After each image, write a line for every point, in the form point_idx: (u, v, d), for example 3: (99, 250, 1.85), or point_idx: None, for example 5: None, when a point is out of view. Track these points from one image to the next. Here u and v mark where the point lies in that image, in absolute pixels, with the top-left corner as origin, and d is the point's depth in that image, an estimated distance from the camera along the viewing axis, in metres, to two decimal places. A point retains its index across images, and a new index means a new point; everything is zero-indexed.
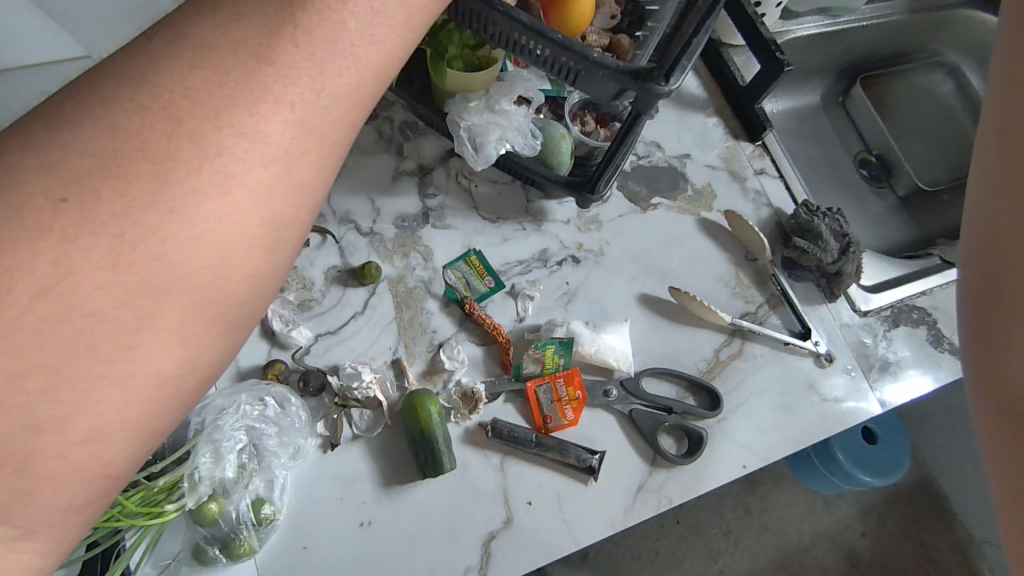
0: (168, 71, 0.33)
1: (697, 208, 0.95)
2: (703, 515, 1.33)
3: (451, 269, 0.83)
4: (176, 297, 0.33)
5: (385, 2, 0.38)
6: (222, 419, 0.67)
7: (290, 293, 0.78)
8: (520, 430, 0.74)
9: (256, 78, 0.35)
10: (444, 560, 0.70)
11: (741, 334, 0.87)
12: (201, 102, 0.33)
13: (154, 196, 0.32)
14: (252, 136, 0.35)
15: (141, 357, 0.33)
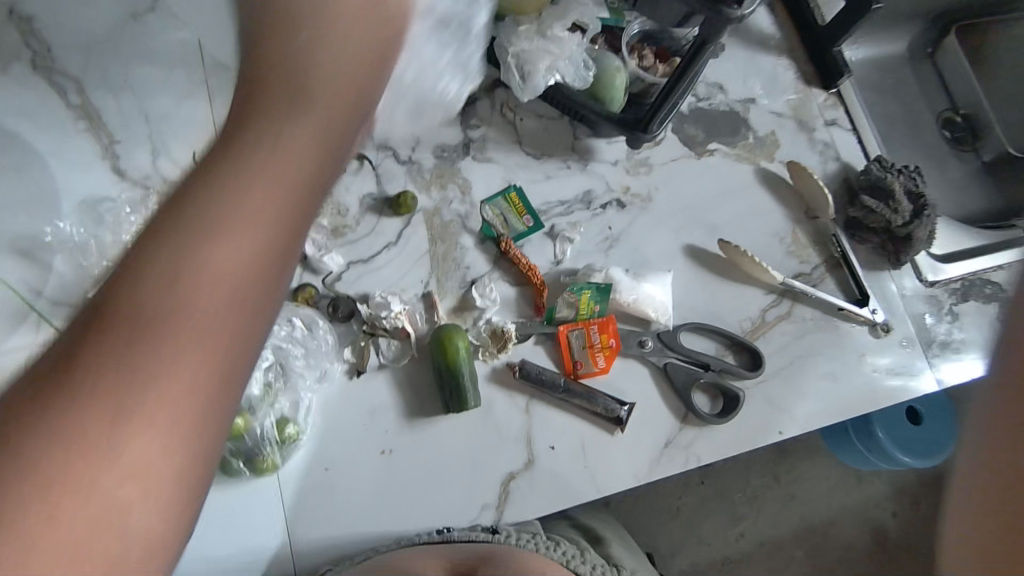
0: (129, 276, 0.35)
1: (757, 157, 0.88)
2: (728, 478, 1.31)
3: (489, 204, 0.79)
4: (174, 334, 0.35)
5: (303, 123, 0.40)
6: None
7: (324, 218, 0.77)
8: (548, 373, 0.73)
9: (195, 233, 0.36)
10: (463, 493, 0.70)
11: (792, 296, 0.82)
12: (146, 281, 0.35)
13: (139, 322, 0.34)
14: (200, 279, 0.36)
15: (156, 402, 0.34)
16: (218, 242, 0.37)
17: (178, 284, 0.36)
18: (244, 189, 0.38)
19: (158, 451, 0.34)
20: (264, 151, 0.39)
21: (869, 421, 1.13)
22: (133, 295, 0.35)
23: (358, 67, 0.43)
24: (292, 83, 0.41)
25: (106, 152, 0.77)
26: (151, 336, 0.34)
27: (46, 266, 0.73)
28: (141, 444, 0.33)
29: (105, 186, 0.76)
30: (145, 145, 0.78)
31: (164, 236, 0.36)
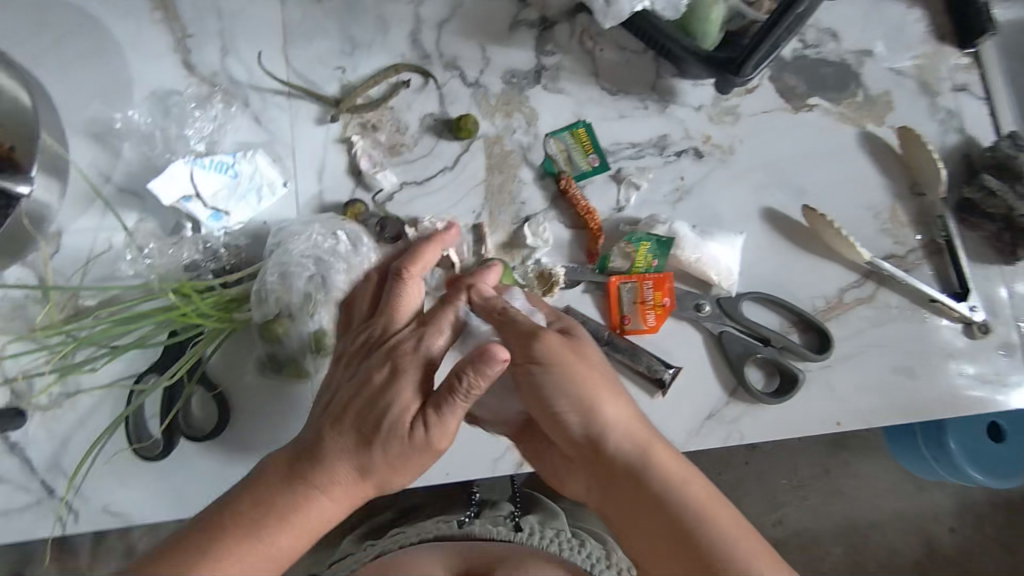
0: (286, 507, 0.52)
1: (864, 119, 0.78)
2: (774, 463, 1.24)
3: (553, 138, 0.74)
4: (322, 496, 0.53)
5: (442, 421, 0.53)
6: (293, 244, 0.65)
7: (382, 134, 0.75)
8: (592, 324, 0.69)
9: (314, 480, 0.53)
10: (490, 432, 0.69)
11: (878, 277, 0.73)
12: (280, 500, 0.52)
13: (285, 511, 0.52)
14: (315, 492, 0.53)
15: (248, 559, 0.51)
16: (280, 532, 0.52)
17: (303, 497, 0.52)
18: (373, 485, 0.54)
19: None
20: (373, 449, 0.53)
21: (941, 429, 1.03)
22: (260, 500, 0.52)
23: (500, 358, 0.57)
24: (416, 348, 0.55)
25: (178, 45, 0.76)
26: (284, 522, 0.52)
27: (114, 153, 0.74)
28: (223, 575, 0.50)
29: (175, 80, 0.76)
30: (215, 41, 0.77)
31: (309, 469, 0.53)
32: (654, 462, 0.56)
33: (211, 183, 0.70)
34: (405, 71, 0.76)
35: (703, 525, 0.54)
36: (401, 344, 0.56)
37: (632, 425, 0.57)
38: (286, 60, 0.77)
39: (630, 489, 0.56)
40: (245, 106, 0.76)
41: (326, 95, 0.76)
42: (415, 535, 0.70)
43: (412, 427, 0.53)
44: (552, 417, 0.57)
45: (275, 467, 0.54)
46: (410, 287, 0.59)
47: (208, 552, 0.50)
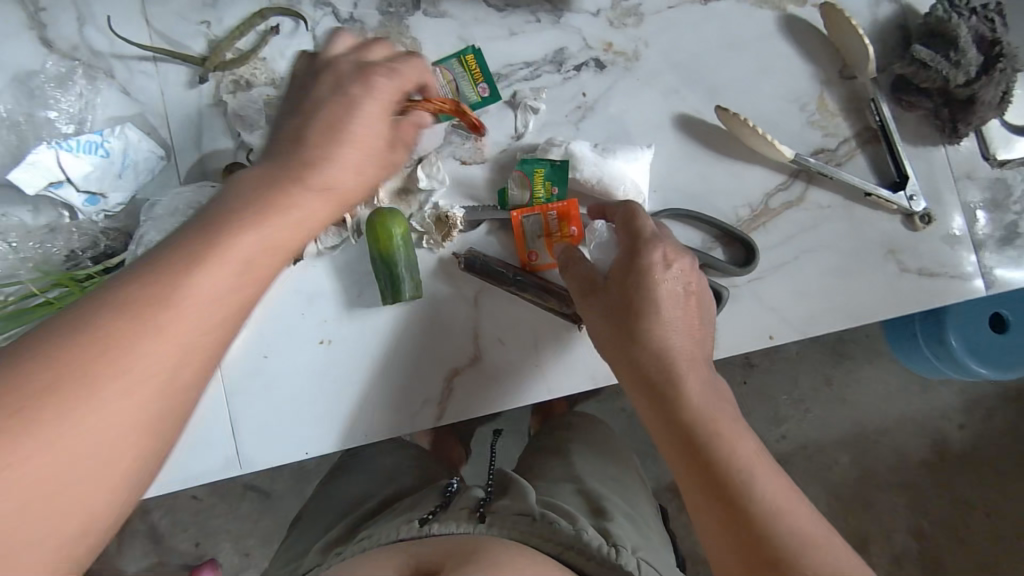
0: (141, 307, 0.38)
1: (784, 1, 0.69)
2: (772, 379, 1.20)
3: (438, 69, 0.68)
4: (205, 285, 0.40)
5: (364, 162, 0.50)
6: (154, 218, 0.64)
7: (256, 89, 0.70)
8: (496, 263, 0.65)
9: (214, 246, 0.41)
10: (405, 387, 0.66)
11: (807, 176, 0.67)
12: (182, 256, 0.40)
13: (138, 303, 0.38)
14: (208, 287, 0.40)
15: (174, 330, 0.38)
16: (196, 285, 0.40)
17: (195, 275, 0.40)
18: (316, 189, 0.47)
19: (177, 354, 0.38)
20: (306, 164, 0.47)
21: (940, 326, 0.98)
22: (181, 251, 0.41)
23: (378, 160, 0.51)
24: (372, 122, 0.50)
25: (32, 21, 0.70)
26: (196, 269, 0.40)
27: None
28: (139, 364, 0.37)
29: (32, 58, 0.71)
30: (68, 10, 0.71)
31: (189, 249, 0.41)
32: (714, 406, 0.53)
33: (79, 168, 0.65)
34: (273, 16, 0.69)
35: (740, 466, 0.50)
36: (366, 116, 0.49)
37: (697, 370, 0.54)
38: (145, 21, 0.71)
39: (674, 427, 0.52)
40: (110, 78, 0.71)
41: (192, 55, 0.70)
42: (373, 540, 0.62)
43: (381, 162, 0.51)
44: (624, 327, 0.55)
45: (151, 263, 0.40)
46: (332, 101, 0.49)
47: (73, 344, 0.36)
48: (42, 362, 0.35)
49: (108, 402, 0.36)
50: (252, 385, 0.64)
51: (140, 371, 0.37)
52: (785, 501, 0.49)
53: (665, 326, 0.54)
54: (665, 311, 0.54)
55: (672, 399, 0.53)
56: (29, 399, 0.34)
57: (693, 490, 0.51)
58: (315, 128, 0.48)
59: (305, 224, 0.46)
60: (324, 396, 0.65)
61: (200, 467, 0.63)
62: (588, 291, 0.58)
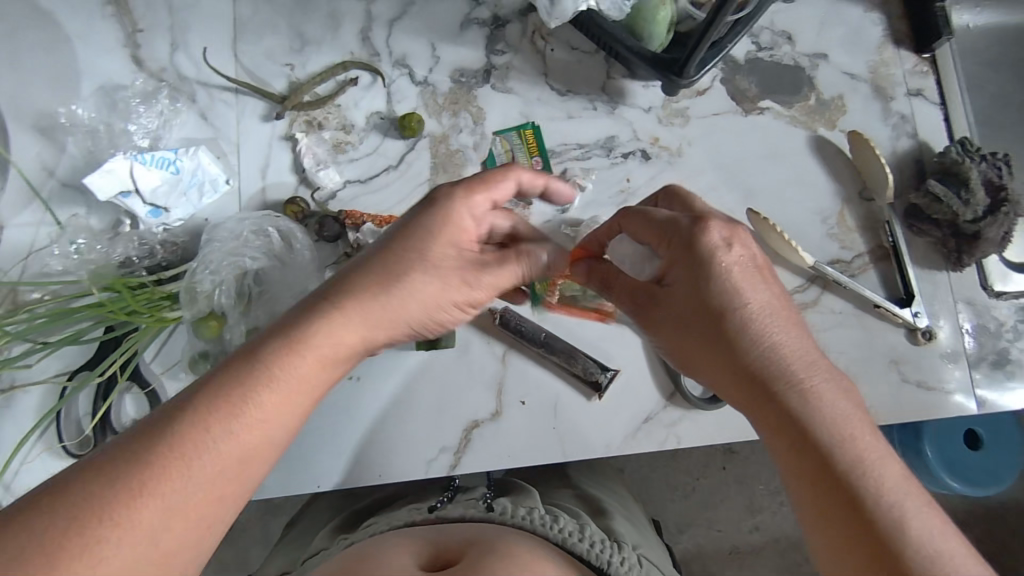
0: (268, 369, 0.44)
1: (816, 122, 0.77)
2: (754, 465, 1.22)
3: (499, 139, 0.75)
4: (299, 352, 0.45)
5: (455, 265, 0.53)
6: (216, 241, 0.67)
7: (328, 131, 0.75)
8: (528, 325, 0.69)
9: (318, 318, 0.47)
10: (424, 432, 0.68)
11: (822, 282, 0.73)
12: (297, 327, 0.46)
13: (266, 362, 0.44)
14: (317, 348, 0.46)
15: (290, 384, 0.44)
16: (285, 370, 0.44)
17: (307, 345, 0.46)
18: (410, 298, 0.51)
19: (295, 393, 0.44)
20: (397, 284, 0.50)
21: (918, 437, 1.03)
22: (290, 326, 0.46)
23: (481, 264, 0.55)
24: (437, 242, 0.51)
25: (127, 40, 0.77)
26: (299, 341, 0.45)
27: (59, 148, 0.74)
28: (259, 407, 0.43)
29: (124, 74, 0.76)
30: (165, 36, 0.77)
31: (300, 318, 0.47)
32: (833, 411, 0.47)
33: (151, 182, 0.69)
34: (353, 68, 0.76)
35: (886, 500, 0.43)
36: (451, 239, 0.52)
37: (813, 383, 0.48)
38: (235, 57, 0.77)
39: (796, 452, 0.47)
40: (192, 102, 0.76)
41: (273, 92, 0.76)
42: (384, 525, 0.62)
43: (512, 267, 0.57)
44: (706, 331, 0.51)
45: (271, 333, 0.46)
46: (444, 222, 0.52)
47: (200, 399, 0.42)
48: (152, 442, 0.39)
49: (229, 447, 0.41)
50: None
51: (259, 422, 0.42)
52: (949, 553, 0.42)
53: (766, 334, 0.50)
54: (743, 308, 0.50)
55: (787, 420, 0.47)
56: (159, 443, 0.40)
57: (819, 517, 0.45)
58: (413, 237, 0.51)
59: (412, 308, 0.51)
60: (343, 430, 0.68)
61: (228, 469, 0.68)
62: (653, 298, 0.55)
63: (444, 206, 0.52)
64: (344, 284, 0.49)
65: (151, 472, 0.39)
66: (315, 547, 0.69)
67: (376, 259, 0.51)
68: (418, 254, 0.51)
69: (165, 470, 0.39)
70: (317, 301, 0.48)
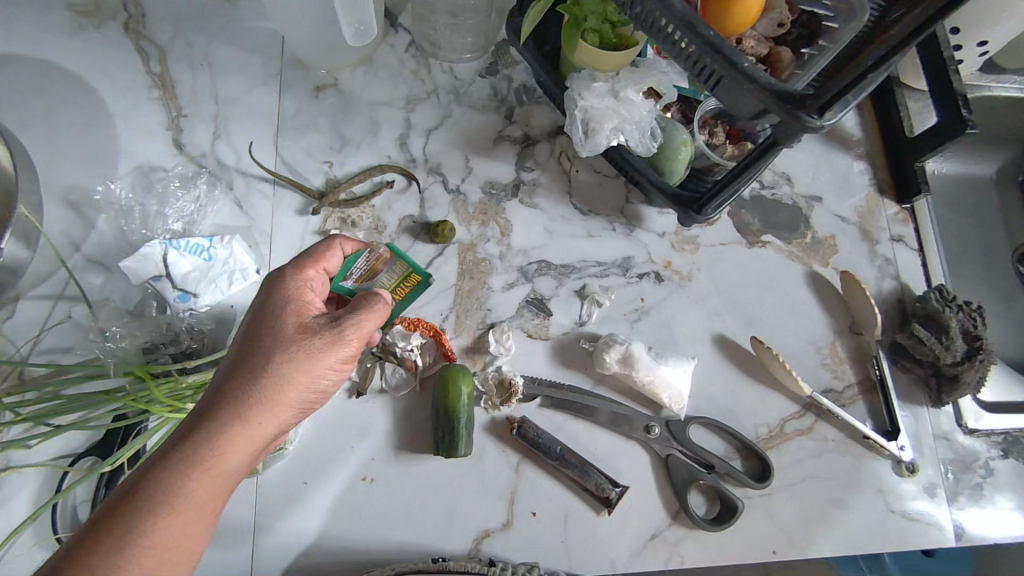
0: (184, 462, 0.47)
1: (811, 259, 0.84)
2: None
3: (388, 266, 0.67)
4: (212, 443, 0.48)
5: (318, 346, 0.54)
6: None
7: (361, 229, 0.78)
8: (545, 437, 0.70)
9: (232, 406, 0.50)
10: (432, 538, 0.68)
11: (817, 410, 0.77)
12: (208, 419, 0.49)
13: (183, 456, 0.47)
14: (232, 432, 0.49)
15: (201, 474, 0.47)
16: (199, 461, 0.48)
17: (224, 435, 0.49)
18: (296, 369, 0.53)
19: (208, 487, 0.47)
20: (282, 375, 0.52)
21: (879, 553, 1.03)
22: (206, 414, 0.50)
23: (333, 341, 0.55)
24: (298, 327, 0.55)
25: (170, 123, 0.79)
26: (207, 426, 0.49)
27: (89, 223, 0.75)
28: (175, 499, 0.46)
29: (163, 157, 0.78)
30: (208, 123, 0.80)
31: (216, 408, 0.50)
32: None
33: (181, 269, 0.69)
34: (390, 172, 0.80)
35: None
36: (303, 307, 0.56)
37: None
38: (275, 150, 0.80)
39: None
40: (228, 189, 0.78)
41: (310, 187, 0.78)
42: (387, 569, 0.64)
43: (368, 315, 0.57)
44: None
45: (187, 429, 0.49)
46: (301, 302, 0.56)
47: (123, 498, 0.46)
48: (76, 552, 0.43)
49: (147, 540, 0.44)
50: (283, 507, 0.68)
51: (182, 512, 0.46)
52: None
53: None
54: None
55: None
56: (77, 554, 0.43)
57: None
58: (277, 324, 0.54)
59: (307, 386, 0.53)
60: (354, 534, 0.68)
61: (220, 566, 0.66)
62: None
63: (286, 284, 0.57)
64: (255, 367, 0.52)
65: (94, 546, 0.43)
66: None
67: (232, 372, 0.52)
68: (289, 319, 0.55)
69: (105, 543, 0.43)
70: (230, 384, 0.51)
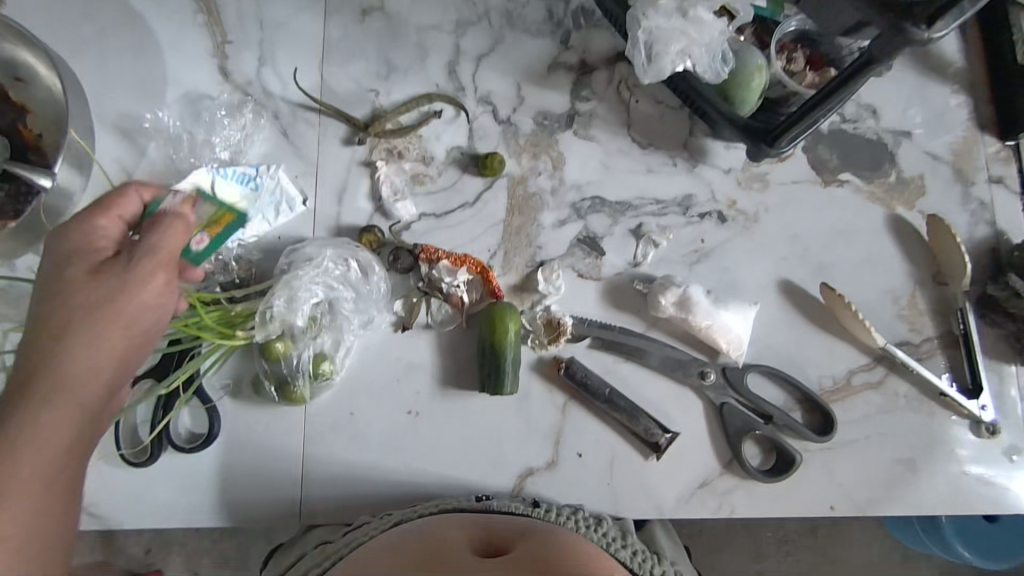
0: (8, 433, 0.47)
1: (895, 202, 0.76)
2: None
3: (194, 203, 0.58)
4: (38, 406, 0.48)
5: (77, 280, 0.50)
6: (303, 268, 0.67)
7: (408, 161, 0.75)
8: (594, 378, 0.68)
9: (40, 368, 0.48)
10: (476, 475, 0.68)
11: (889, 364, 0.72)
12: (21, 390, 0.48)
13: (7, 430, 0.47)
14: (49, 388, 0.48)
15: (30, 435, 0.47)
16: (26, 426, 0.47)
17: (41, 396, 0.48)
18: (101, 312, 0.50)
19: (46, 446, 0.47)
20: (90, 323, 0.49)
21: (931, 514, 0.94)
22: (18, 383, 0.48)
23: (103, 274, 0.51)
24: (82, 273, 0.51)
25: (216, 50, 0.77)
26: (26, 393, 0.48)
27: (141, 151, 0.75)
28: (11, 467, 0.46)
29: (210, 85, 0.77)
30: (254, 50, 0.78)
31: (29, 371, 0.48)
32: None
33: (221, 188, 0.70)
34: (438, 101, 0.76)
35: None
36: (77, 260, 0.51)
37: None
38: (321, 77, 0.77)
39: None
40: (275, 118, 0.76)
41: (356, 117, 0.76)
42: (430, 508, 0.61)
43: (171, 234, 0.53)
44: None
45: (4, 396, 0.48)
46: (61, 236, 0.52)
47: None
48: None
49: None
50: (329, 437, 0.68)
51: (20, 475, 0.46)
52: None
53: None
54: None
55: None
56: None
57: None
58: (68, 278, 0.50)
59: (121, 322, 0.50)
60: (397, 466, 0.68)
61: (269, 492, 0.67)
62: None
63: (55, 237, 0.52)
64: (56, 322, 0.49)
65: None
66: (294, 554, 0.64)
67: (37, 335, 0.49)
68: (57, 264, 0.51)
69: None
70: (35, 346, 0.49)
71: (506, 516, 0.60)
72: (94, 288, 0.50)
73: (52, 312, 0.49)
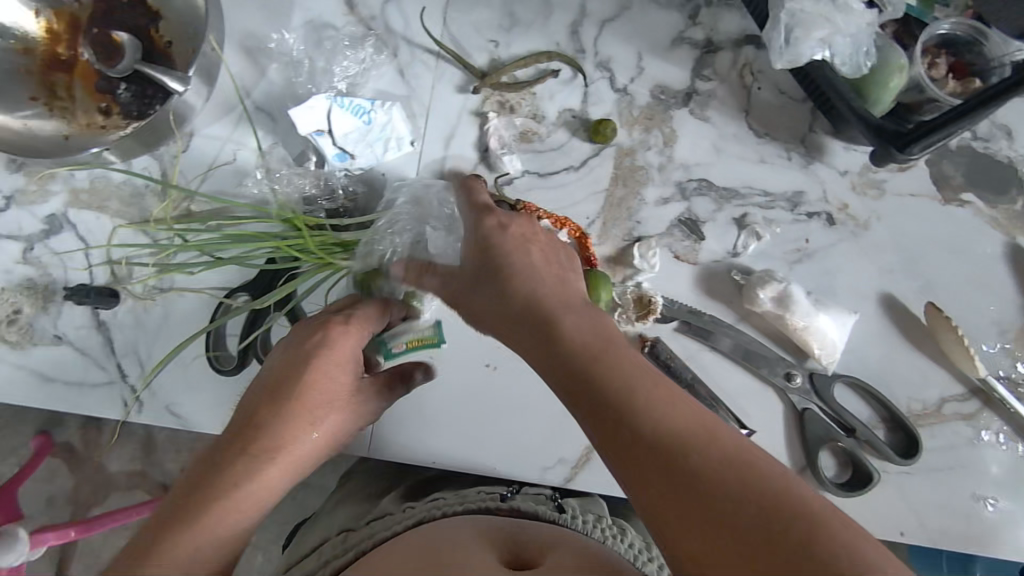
0: (250, 499, 0.48)
1: (1017, 230, 0.72)
2: None
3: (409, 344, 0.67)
4: (272, 485, 0.49)
5: (342, 391, 0.55)
6: (409, 208, 0.68)
7: (519, 117, 0.74)
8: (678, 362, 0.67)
9: (288, 448, 0.51)
10: (545, 438, 0.69)
11: (985, 397, 0.69)
12: (265, 459, 0.49)
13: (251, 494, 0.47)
14: (287, 473, 0.51)
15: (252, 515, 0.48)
16: (257, 502, 0.48)
17: (279, 477, 0.50)
18: (336, 422, 0.55)
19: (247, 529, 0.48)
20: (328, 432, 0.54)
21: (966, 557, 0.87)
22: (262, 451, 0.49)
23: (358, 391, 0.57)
24: (343, 380, 0.55)
25: None
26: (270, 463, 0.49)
27: (260, 71, 0.76)
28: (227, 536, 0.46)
29: (333, 14, 0.77)
30: None
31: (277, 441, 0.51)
32: None
33: (344, 122, 0.70)
34: (557, 60, 0.74)
35: None
36: (334, 380, 0.54)
37: None
38: (443, 21, 0.76)
39: None
40: (393, 56, 0.76)
41: (473, 65, 0.75)
42: (452, 506, 0.62)
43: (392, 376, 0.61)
44: None
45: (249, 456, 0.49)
46: (343, 341, 0.55)
47: (199, 525, 0.44)
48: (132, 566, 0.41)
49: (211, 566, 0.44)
50: None
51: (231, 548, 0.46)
52: None
53: None
54: None
55: None
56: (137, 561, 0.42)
57: None
58: (331, 378, 0.54)
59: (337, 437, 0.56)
60: (470, 417, 0.69)
61: None
62: None
63: (325, 343, 0.54)
64: (312, 415, 0.53)
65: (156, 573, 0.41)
66: (320, 537, 0.69)
67: (286, 416, 0.52)
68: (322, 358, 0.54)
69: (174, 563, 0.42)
70: (284, 423, 0.51)
71: (528, 520, 0.60)
72: (347, 407, 0.56)
73: (309, 397, 0.53)
